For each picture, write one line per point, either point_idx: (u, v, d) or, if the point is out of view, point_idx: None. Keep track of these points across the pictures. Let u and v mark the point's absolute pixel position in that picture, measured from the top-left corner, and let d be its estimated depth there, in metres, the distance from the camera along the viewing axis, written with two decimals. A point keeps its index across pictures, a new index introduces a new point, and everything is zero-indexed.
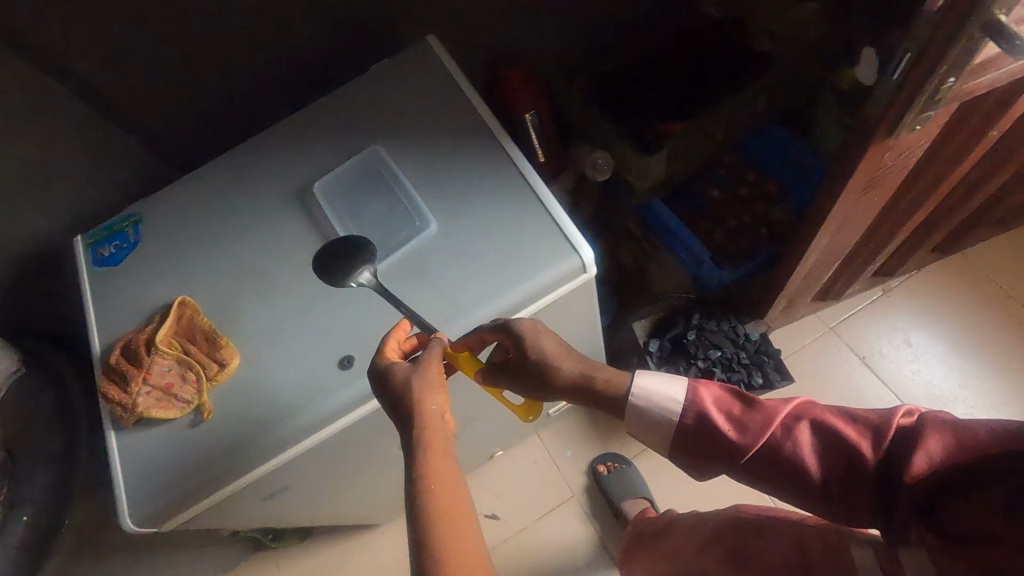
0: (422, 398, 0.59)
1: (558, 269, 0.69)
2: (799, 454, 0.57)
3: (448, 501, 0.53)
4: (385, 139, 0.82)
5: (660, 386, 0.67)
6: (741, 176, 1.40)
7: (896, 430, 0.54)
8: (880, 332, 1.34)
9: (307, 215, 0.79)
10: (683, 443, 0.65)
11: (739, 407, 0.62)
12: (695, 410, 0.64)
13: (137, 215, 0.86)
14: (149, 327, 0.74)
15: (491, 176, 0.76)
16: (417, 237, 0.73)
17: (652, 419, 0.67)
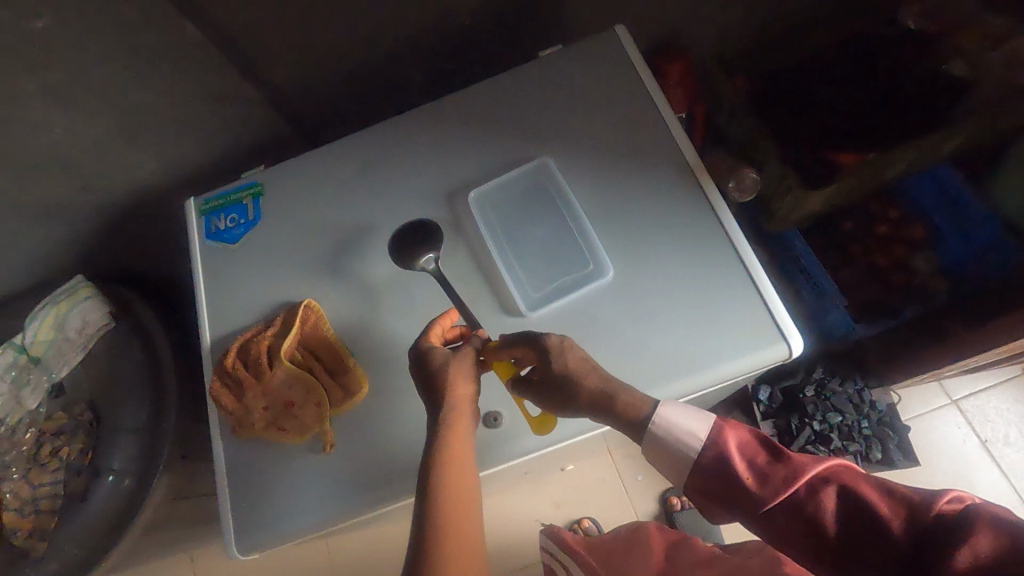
0: (456, 384, 0.56)
1: (756, 356, 0.58)
2: (822, 526, 0.45)
3: (457, 491, 0.51)
4: (557, 149, 0.69)
5: (677, 411, 0.54)
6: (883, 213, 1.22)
7: (938, 519, 0.41)
8: (1009, 417, 1.21)
9: (454, 226, 0.69)
10: (691, 483, 0.52)
11: (765, 457, 0.49)
12: (713, 450, 0.51)
13: (258, 187, 0.76)
14: (270, 330, 0.66)
15: (684, 223, 0.63)
16: (588, 283, 0.62)
17: (658, 446, 0.54)
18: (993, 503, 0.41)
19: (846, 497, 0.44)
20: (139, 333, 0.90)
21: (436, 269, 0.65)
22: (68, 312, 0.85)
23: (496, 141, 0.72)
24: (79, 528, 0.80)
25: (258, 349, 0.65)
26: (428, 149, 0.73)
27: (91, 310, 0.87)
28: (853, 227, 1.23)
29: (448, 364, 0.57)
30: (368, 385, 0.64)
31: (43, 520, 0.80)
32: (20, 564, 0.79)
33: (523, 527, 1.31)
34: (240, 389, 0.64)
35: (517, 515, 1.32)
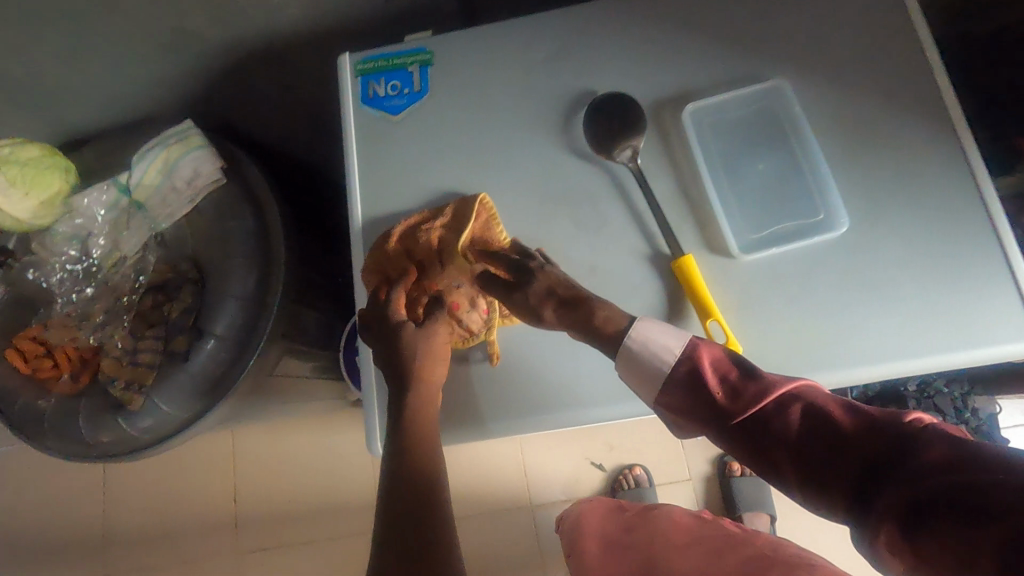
0: (426, 365, 0.55)
1: (999, 348, 0.52)
2: (787, 438, 0.41)
3: (426, 439, 0.53)
4: (796, 74, 0.59)
5: (652, 334, 0.49)
6: None
7: (899, 433, 0.37)
8: None
9: (662, 142, 0.60)
10: (659, 393, 0.48)
11: (736, 374, 0.45)
12: (684, 369, 0.46)
13: (427, 54, 0.66)
14: (437, 221, 0.60)
15: (936, 193, 0.55)
16: (815, 233, 0.55)
17: (629, 372, 0.49)
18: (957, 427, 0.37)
19: (813, 412, 0.41)
20: (248, 193, 0.81)
21: (634, 163, 0.59)
22: (179, 159, 0.78)
23: (724, 52, 0.61)
24: (174, 393, 0.76)
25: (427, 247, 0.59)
26: (641, 47, 0.62)
27: (203, 160, 0.78)
28: None
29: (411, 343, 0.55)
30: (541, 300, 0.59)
31: (142, 374, 0.76)
32: (116, 413, 0.76)
33: (573, 464, 1.29)
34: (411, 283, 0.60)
35: (568, 452, 1.30)
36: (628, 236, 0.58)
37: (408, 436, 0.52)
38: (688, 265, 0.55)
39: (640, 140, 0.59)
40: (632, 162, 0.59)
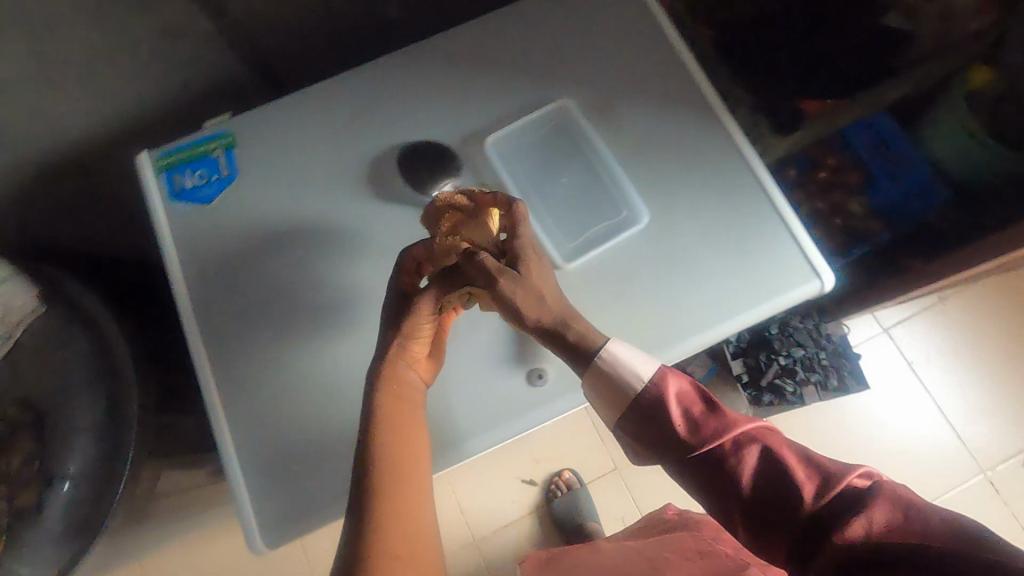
0: (395, 381, 0.53)
1: (793, 292, 0.59)
2: (739, 477, 0.44)
3: (399, 497, 0.50)
4: (577, 91, 0.65)
5: (625, 360, 0.49)
6: (823, 158, 1.07)
7: (843, 491, 0.41)
8: (927, 338, 1.38)
9: (473, 175, 0.63)
10: (622, 419, 0.49)
11: (701, 409, 0.47)
12: (648, 401, 0.48)
13: (230, 137, 0.66)
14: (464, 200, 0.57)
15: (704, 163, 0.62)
16: (623, 229, 0.60)
17: (594, 393, 0.51)
18: (899, 486, 0.41)
19: (769, 455, 0.44)
20: (76, 316, 0.75)
21: None
22: None
23: (509, 83, 0.66)
24: (38, 554, 0.70)
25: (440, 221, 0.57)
26: (434, 92, 0.66)
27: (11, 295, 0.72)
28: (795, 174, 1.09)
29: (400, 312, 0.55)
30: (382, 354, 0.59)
31: None
32: None
33: (505, 489, 1.30)
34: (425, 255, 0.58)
35: (499, 478, 1.31)
36: None
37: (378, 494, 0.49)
38: None
39: (458, 177, 0.62)
40: None
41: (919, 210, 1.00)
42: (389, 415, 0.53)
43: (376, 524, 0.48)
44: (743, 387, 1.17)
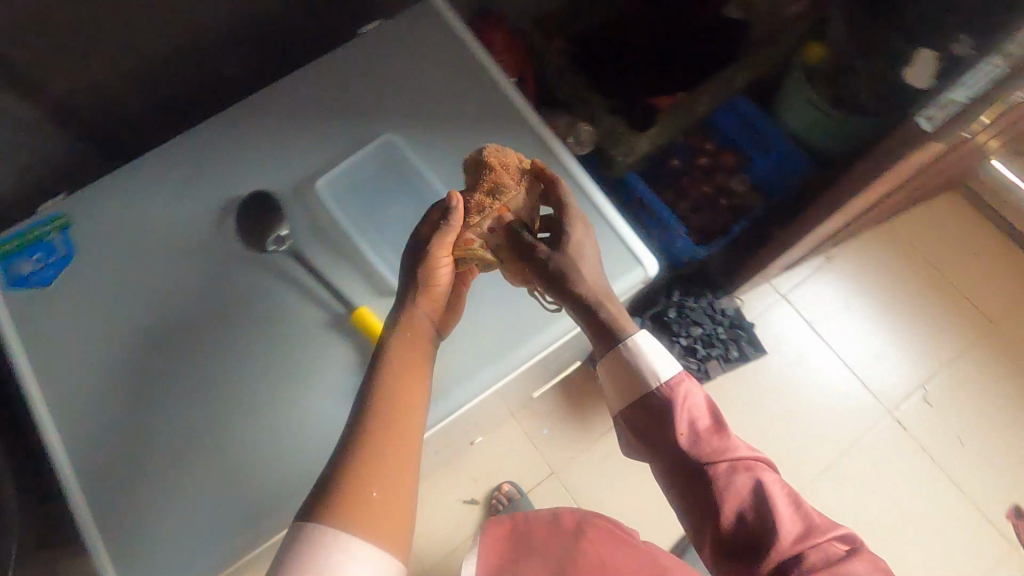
0: (412, 318, 0.62)
1: (621, 281, 0.66)
2: (724, 491, 0.62)
3: (394, 446, 0.56)
4: (399, 125, 0.68)
5: (649, 360, 0.66)
6: (699, 146, 1.35)
7: (811, 535, 0.60)
8: (823, 296, 1.46)
9: (308, 219, 0.66)
10: (641, 414, 0.68)
11: (692, 419, 0.66)
12: (651, 399, 0.67)
13: (64, 217, 0.67)
14: (514, 161, 0.64)
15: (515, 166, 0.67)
16: (459, 250, 0.65)
17: (607, 373, 0.69)
18: (852, 543, 0.61)
19: (758, 488, 0.62)
20: None
21: (289, 247, 0.64)
22: None
23: (332, 125, 0.69)
24: None
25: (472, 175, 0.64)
26: (261, 146, 0.68)
27: None
28: (679, 162, 1.35)
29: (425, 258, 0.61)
30: (219, 395, 0.63)
31: None
32: None
33: (446, 513, 1.31)
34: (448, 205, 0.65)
35: (437, 502, 1.31)
36: (306, 312, 0.64)
37: (372, 432, 0.56)
38: (362, 315, 0.62)
39: (289, 224, 0.65)
40: (286, 244, 0.64)
41: (790, 178, 1.25)
42: (401, 355, 0.61)
43: (362, 456, 0.55)
44: None
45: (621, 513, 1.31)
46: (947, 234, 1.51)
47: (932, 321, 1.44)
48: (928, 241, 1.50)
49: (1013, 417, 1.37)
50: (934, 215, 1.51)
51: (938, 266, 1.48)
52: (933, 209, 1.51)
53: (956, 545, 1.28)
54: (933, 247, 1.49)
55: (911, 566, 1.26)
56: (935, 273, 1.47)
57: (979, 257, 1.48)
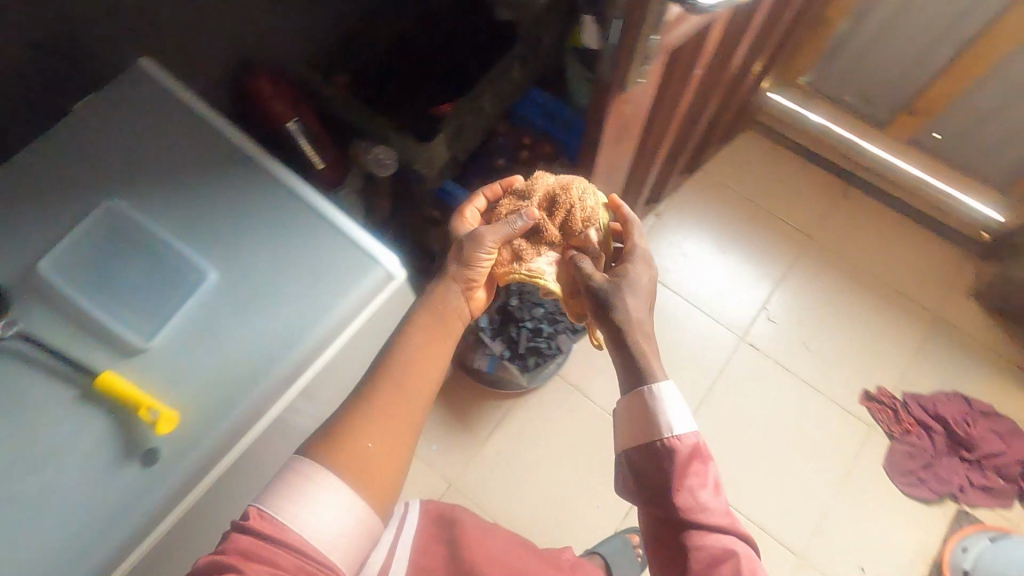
0: (441, 298, 0.76)
1: (365, 284, 0.66)
2: (707, 551, 0.61)
3: (398, 404, 0.67)
4: (116, 188, 0.67)
5: (667, 408, 0.67)
6: (518, 141, 1.46)
7: None
8: (662, 250, 1.56)
9: (31, 304, 0.62)
10: (645, 455, 0.67)
11: (693, 481, 0.64)
12: (652, 452, 0.67)
13: None
14: (582, 207, 0.82)
15: (325, 302, 0.65)
16: (196, 292, 0.64)
17: (624, 408, 0.70)
18: None
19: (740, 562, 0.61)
20: None
21: (14, 333, 0.60)
22: None
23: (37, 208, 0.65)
24: None
25: (548, 188, 0.85)
26: None
27: None
28: (503, 161, 1.45)
29: (491, 228, 0.79)
30: None
31: None
32: None
33: None
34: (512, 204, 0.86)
35: None
36: (46, 391, 0.60)
37: (381, 388, 0.68)
38: (108, 380, 0.59)
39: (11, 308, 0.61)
40: (11, 329, 0.60)
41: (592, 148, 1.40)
42: (427, 320, 0.74)
43: (377, 402, 0.67)
44: (510, 361, 1.28)
45: (524, 503, 1.35)
46: (753, 167, 1.66)
47: (759, 248, 1.57)
48: (739, 177, 1.64)
49: (846, 312, 1.51)
50: (737, 153, 1.66)
51: (752, 197, 1.62)
52: (735, 148, 1.66)
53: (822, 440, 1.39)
54: (744, 182, 1.64)
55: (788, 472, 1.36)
56: (751, 204, 1.61)
57: (784, 180, 1.64)
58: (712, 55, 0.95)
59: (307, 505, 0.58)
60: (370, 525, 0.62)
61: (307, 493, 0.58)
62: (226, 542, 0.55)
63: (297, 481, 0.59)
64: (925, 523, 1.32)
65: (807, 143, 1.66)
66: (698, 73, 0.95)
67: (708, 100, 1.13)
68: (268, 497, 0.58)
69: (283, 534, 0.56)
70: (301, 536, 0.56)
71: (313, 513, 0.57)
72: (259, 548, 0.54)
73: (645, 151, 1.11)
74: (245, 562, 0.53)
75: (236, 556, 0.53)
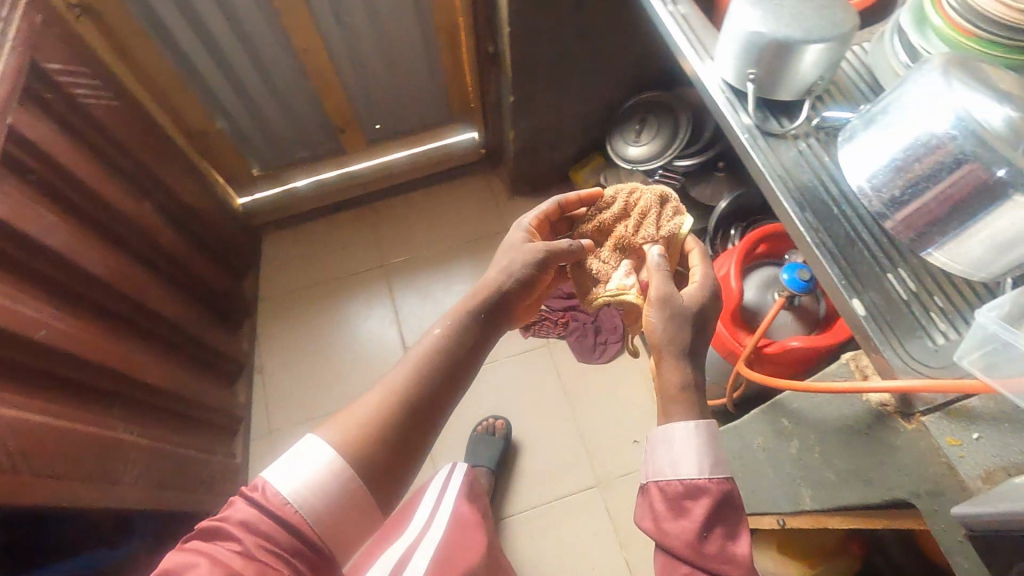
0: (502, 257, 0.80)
1: None
2: None
3: (424, 396, 0.67)
4: None
5: (707, 451, 0.67)
6: None
7: None
8: (290, 389, 1.50)
9: None
10: (679, 495, 0.65)
11: (717, 531, 0.62)
12: (684, 491, 0.65)
13: None
14: (662, 224, 0.84)
15: None
16: None
17: (660, 438, 0.70)
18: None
19: None
20: None
21: None
22: None
23: None
24: None
25: (634, 204, 0.86)
26: None
27: None
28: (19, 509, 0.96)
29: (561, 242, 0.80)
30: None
31: None
32: None
33: None
34: (595, 221, 0.87)
35: None
36: None
37: (418, 361, 0.69)
38: None
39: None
40: None
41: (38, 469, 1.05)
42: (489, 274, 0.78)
43: (406, 387, 0.66)
44: None
45: None
46: (294, 261, 1.66)
47: (353, 309, 1.59)
48: (290, 277, 1.64)
49: (453, 290, 1.61)
50: (271, 263, 1.66)
51: (315, 281, 1.63)
52: (267, 263, 1.66)
53: (526, 391, 1.50)
54: (299, 276, 1.64)
55: (531, 440, 1.45)
56: (320, 287, 1.63)
57: (324, 246, 1.68)
58: (45, 309, 0.85)
59: (296, 473, 0.58)
60: (359, 527, 0.60)
61: (319, 477, 0.58)
62: (236, 505, 0.57)
63: (313, 461, 0.59)
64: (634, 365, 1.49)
65: (314, 202, 1.69)
66: (52, 332, 0.84)
67: (133, 300, 1.04)
68: (276, 471, 0.59)
69: (279, 505, 0.57)
70: (299, 511, 0.57)
71: (297, 471, 0.58)
72: (258, 518, 0.56)
73: (122, 394, 0.99)
74: (244, 530, 0.55)
75: (235, 525, 0.55)
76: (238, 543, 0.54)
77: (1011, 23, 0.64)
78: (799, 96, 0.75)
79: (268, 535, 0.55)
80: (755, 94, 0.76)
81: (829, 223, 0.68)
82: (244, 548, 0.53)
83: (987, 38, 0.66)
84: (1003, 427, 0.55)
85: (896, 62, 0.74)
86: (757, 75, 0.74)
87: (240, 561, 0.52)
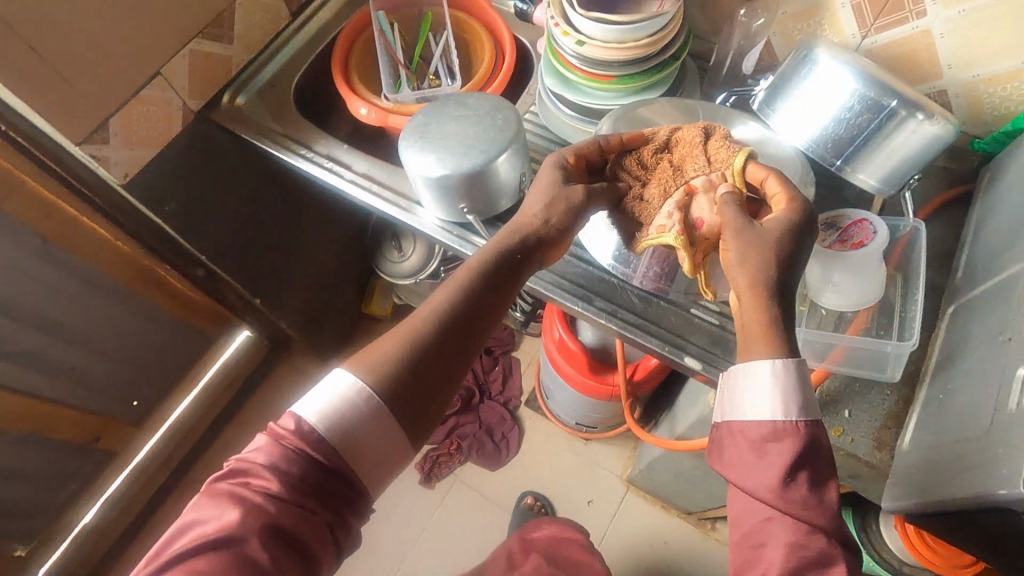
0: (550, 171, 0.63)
1: None
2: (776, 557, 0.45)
3: (460, 340, 0.53)
4: None
5: (794, 392, 0.48)
6: None
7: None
8: None
9: None
10: (753, 434, 0.49)
11: (804, 476, 0.46)
12: (766, 431, 0.48)
13: None
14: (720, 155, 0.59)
15: None
16: None
17: (736, 382, 0.51)
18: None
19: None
20: None
21: None
22: None
23: None
24: None
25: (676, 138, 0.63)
26: None
27: None
28: None
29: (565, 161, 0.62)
30: None
31: None
32: None
33: None
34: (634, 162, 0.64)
35: None
36: None
37: (460, 294, 0.54)
38: None
39: None
40: None
41: None
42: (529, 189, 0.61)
43: (443, 334, 0.52)
44: None
45: None
46: None
47: None
48: None
49: None
50: None
51: None
52: None
53: (469, 534, 1.37)
54: None
55: None
56: None
57: None
58: None
59: (329, 411, 0.46)
60: (389, 469, 0.48)
61: (350, 403, 0.47)
62: (262, 440, 0.46)
63: (337, 389, 0.48)
64: (541, 436, 1.45)
65: None
66: None
67: None
68: (309, 403, 0.47)
69: (308, 436, 0.45)
70: (327, 437, 0.45)
71: (330, 410, 0.46)
72: (286, 455, 0.45)
73: None
74: (271, 471, 0.44)
75: (262, 467, 0.44)
76: (268, 487, 0.43)
77: (636, 58, 0.68)
78: (517, 198, 0.73)
79: (300, 476, 0.44)
80: (479, 221, 0.73)
81: (617, 300, 0.69)
82: (277, 494, 0.43)
83: (626, 74, 0.69)
84: (857, 386, 0.60)
85: (568, 118, 0.75)
86: (470, 207, 0.71)
87: (264, 508, 0.43)
